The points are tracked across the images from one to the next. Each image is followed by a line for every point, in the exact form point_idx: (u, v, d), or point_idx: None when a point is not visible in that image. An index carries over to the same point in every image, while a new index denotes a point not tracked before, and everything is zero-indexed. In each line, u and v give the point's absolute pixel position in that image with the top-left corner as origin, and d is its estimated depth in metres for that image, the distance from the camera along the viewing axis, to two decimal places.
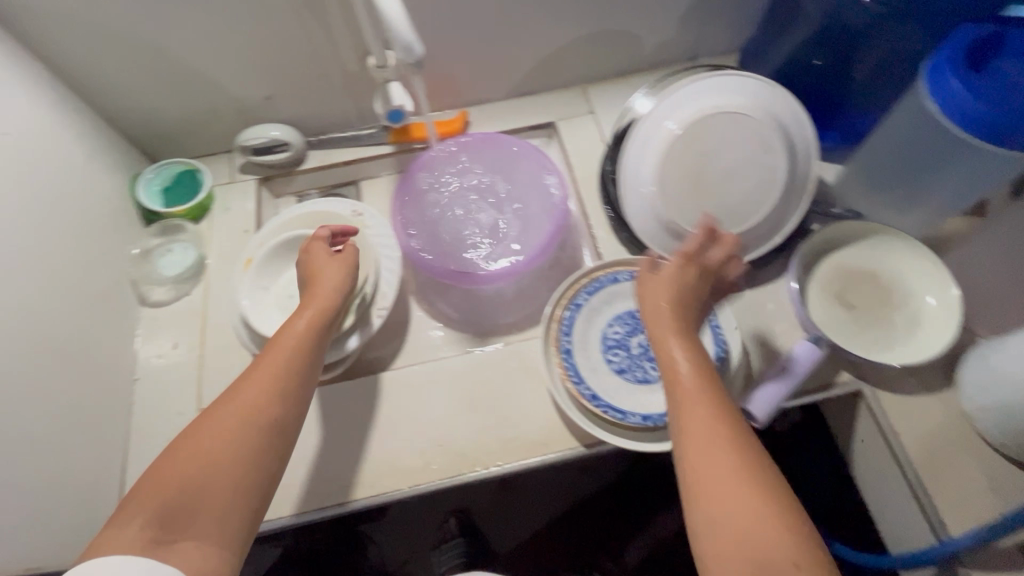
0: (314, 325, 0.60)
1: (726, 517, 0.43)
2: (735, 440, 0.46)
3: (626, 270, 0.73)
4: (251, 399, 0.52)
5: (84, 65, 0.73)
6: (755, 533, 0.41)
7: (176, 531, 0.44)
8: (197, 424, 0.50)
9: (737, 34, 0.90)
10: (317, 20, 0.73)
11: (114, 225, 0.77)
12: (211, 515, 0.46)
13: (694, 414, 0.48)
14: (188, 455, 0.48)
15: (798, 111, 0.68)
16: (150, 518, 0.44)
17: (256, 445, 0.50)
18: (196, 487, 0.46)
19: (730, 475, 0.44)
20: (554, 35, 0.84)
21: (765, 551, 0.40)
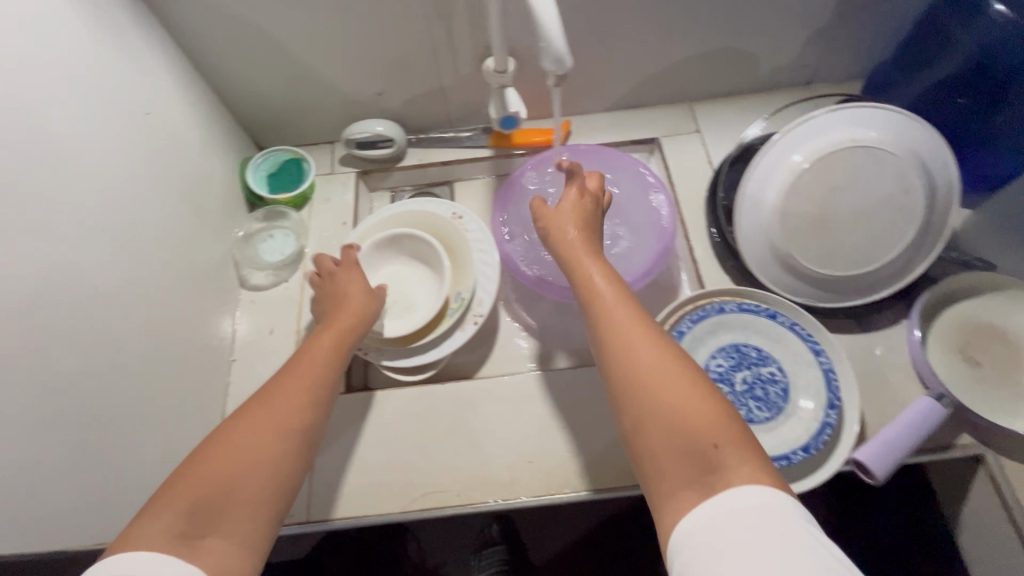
0: (340, 342, 0.62)
1: (656, 406, 0.44)
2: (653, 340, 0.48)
3: (733, 300, 0.70)
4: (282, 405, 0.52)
5: (213, 54, 0.75)
6: (684, 423, 0.42)
7: (205, 526, 0.42)
8: (228, 430, 0.48)
9: (862, 62, 0.85)
10: (441, 23, 0.73)
11: (223, 208, 0.79)
12: (241, 512, 0.44)
13: (617, 322, 0.50)
14: (224, 453, 0.46)
15: (943, 152, 0.64)
16: (180, 511, 0.42)
17: (285, 446, 0.50)
18: (228, 483, 0.45)
19: (659, 365, 0.45)
20: (671, 51, 0.82)
21: (692, 436, 0.42)
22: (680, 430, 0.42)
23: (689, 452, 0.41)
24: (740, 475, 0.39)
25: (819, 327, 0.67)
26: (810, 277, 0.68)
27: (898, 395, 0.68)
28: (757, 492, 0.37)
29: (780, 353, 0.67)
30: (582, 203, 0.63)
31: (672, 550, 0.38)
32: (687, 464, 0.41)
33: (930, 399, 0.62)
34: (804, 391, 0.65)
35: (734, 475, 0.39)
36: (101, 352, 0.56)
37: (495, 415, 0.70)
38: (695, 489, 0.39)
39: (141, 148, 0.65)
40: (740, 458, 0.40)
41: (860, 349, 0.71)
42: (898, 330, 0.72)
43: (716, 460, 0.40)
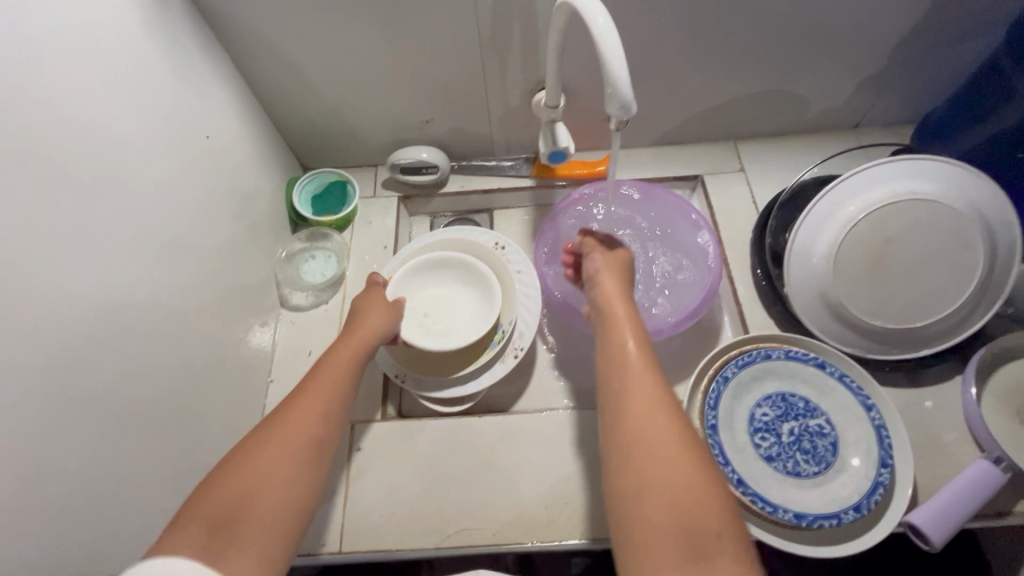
0: (357, 361, 0.61)
1: (666, 469, 0.43)
2: (669, 414, 0.48)
3: (781, 347, 0.68)
4: (302, 423, 0.51)
5: (270, 80, 0.76)
6: (684, 502, 0.40)
7: (222, 544, 0.41)
8: (251, 445, 0.48)
9: (912, 108, 0.84)
10: (497, 56, 0.73)
11: (269, 229, 0.80)
12: (254, 536, 0.43)
13: (635, 389, 0.50)
14: (246, 470, 0.46)
15: (1006, 208, 0.62)
16: (201, 526, 0.41)
17: (305, 465, 0.49)
18: (247, 498, 0.44)
19: (669, 437, 0.45)
20: (721, 90, 0.81)
21: (694, 514, 0.40)
22: (679, 504, 0.40)
23: (685, 532, 0.39)
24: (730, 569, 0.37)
25: (870, 380, 0.65)
26: (860, 327, 0.66)
27: (951, 454, 0.66)
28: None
29: (828, 405, 0.65)
30: (621, 260, 0.68)
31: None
32: (679, 544, 0.38)
33: (988, 463, 0.60)
34: (854, 446, 0.63)
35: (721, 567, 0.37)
36: (150, 376, 0.56)
37: (531, 453, 0.69)
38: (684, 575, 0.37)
39: (197, 171, 0.65)
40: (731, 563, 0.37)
41: (912, 404, 0.68)
42: (951, 386, 0.69)
43: (710, 550, 0.38)
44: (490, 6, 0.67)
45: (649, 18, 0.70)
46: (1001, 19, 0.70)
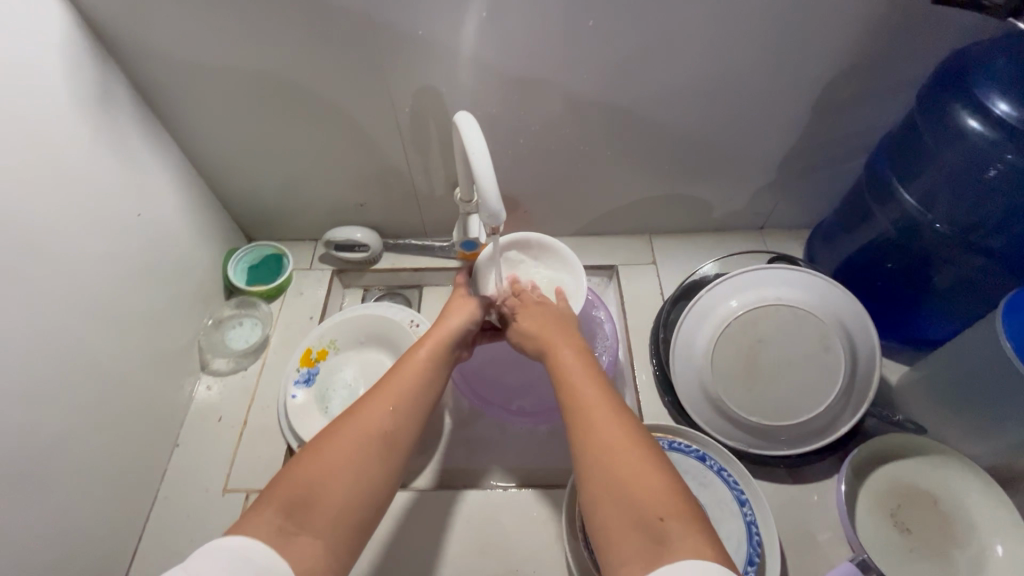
0: (434, 359, 0.63)
1: (607, 470, 0.46)
2: (609, 412, 0.50)
3: (666, 437, 0.71)
4: (376, 420, 0.54)
5: (215, 161, 0.84)
6: (635, 492, 0.43)
7: (301, 523, 0.45)
8: (330, 435, 0.52)
9: (808, 216, 0.92)
10: (420, 153, 0.81)
11: (199, 297, 0.85)
12: (329, 513, 0.47)
13: (580, 399, 0.53)
14: (321, 459, 0.49)
15: (865, 316, 0.68)
16: (279, 506, 0.45)
17: (375, 459, 0.52)
18: (323, 480, 0.48)
19: (606, 438, 0.48)
20: (631, 191, 0.89)
21: (639, 505, 0.43)
22: (626, 493, 0.43)
23: (637, 521, 0.42)
24: (683, 549, 0.39)
25: (746, 475, 0.67)
26: (737, 423, 0.70)
27: (823, 554, 0.67)
28: (692, 566, 0.37)
29: (706, 498, 0.67)
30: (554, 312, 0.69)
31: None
32: (634, 534, 0.41)
33: (850, 564, 0.62)
34: (726, 542, 0.65)
35: (673, 543, 0.39)
36: (43, 439, 0.59)
37: (416, 531, 0.71)
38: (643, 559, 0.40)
39: (129, 244, 0.71)
40: (685, 535, 0.40)
41: (790, 500, 0.71)
42: (828, 484, 0.72)
43: (662, 533, 0.40)
44: (409, 112, 0.76)
45: (555, 129, 0.79)
46: (866, 147, 0.79)
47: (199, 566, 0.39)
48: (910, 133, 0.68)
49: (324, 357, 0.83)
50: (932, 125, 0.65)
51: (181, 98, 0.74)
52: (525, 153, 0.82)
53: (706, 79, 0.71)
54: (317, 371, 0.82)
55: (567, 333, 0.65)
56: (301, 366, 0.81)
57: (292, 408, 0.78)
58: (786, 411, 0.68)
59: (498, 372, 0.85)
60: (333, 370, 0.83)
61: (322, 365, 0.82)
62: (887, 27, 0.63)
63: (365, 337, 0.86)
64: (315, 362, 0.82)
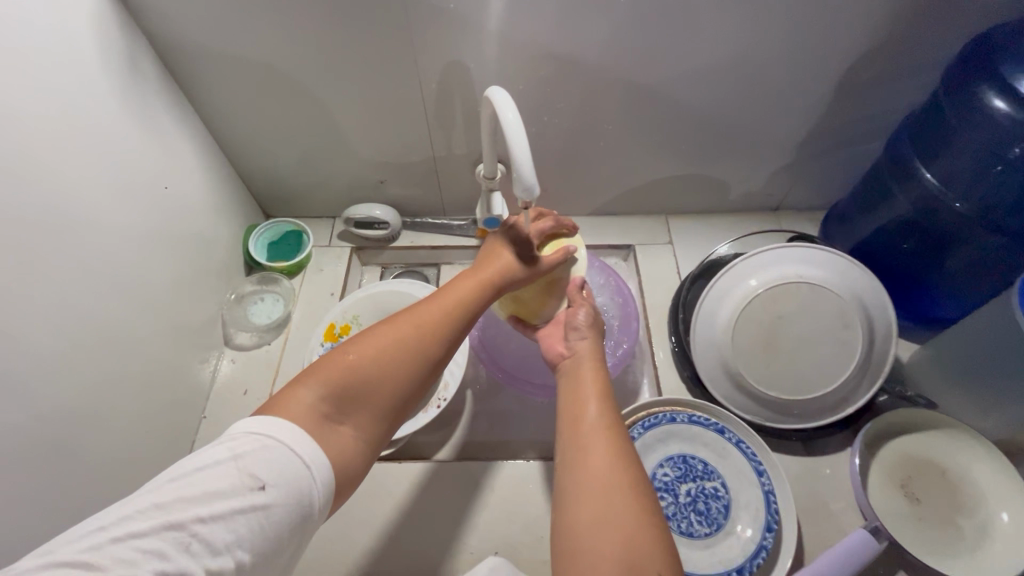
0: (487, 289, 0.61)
1: (605, 513, 0.45)
2: (617, 451, 0.50)
3: (685, 410, 0.73)
4: (421, 334, 0.53)
5: (237, 137, 0.83)
6: (633, 538, 0.43)
7: (340, 417, 0.47)
8: (377, 334, 0.52)
9: (823, 198, 0.93)
10: (444, 130, 0.81)
11: (221, 273, 0.85)
12: (365, 412, 0.49)
13: (589, 425, 0.53)
14: (365, 359, 0.50)
15: (882, 295, 0.69)
16: (323, 394, 0.47)
17: (410, 377, 0.52)
18: (365, 381, 0.49)
19: (609, 476, 0.48)
20: (650, 171, 0.90)
21: (638, 555, 0.42)
22: (624, 540, 0.43)
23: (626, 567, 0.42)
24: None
25: (763, 447, 0.70)
26: (756, 397, 0.72)
27: (836, 523, 0.70)
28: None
29: (725, 469, 0.70)
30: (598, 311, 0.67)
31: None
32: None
33: (864, 532, 0.64)
34: (744, 510, 0.67)
35: None
36: (75, 412, 0.60)
37: (442, 501, 0.73)
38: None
39: (154, 217, 0.71)
40: None
41: (805, 472, 0.73)
42: (842, 456, 0.74)
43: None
44: (435, 89, 0.76)
45: (579, 108, 0.79)
46: (885, 129, 0.80)
47: (248, 454, 0.41)
48: (932, 113, 0.69)
49: (347, 332, 0.83)
50: (955, 104, 0.66)
51: (205, 72, 0.73)
52: (548, 131, 0.83)
53: (731, 60, 0.72)
54: (340, 346, 0.82)
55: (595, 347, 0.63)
56: (324, 341, 0.82)
57: None
58: (805, 386, 0.70)
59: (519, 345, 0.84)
60: None
61: (345, 340, 0.83)
62: (914, 9, 0.64)
63: (385, 311, 0.86)
64: (338, 337, 0.83)
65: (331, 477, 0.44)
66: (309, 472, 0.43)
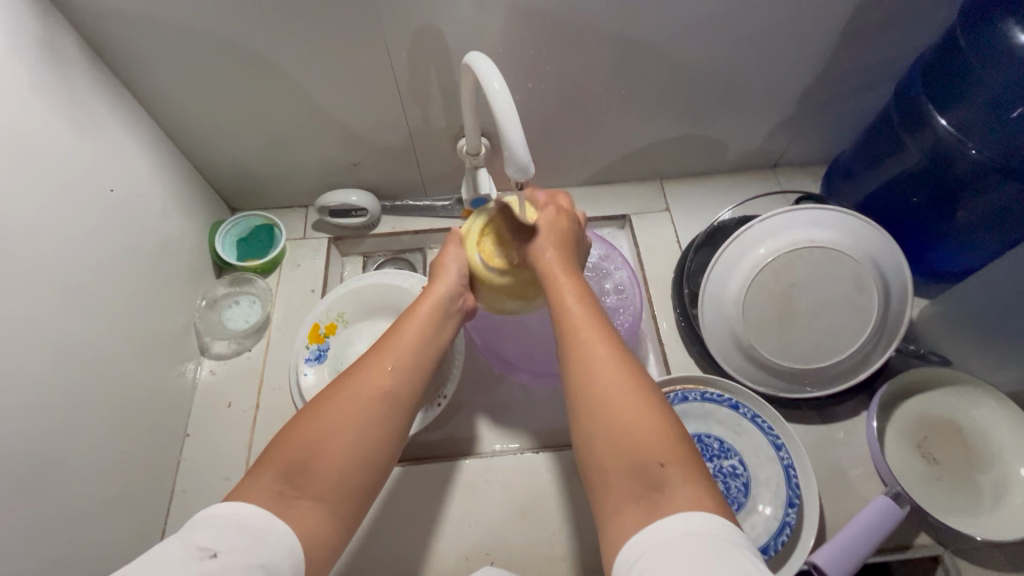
0: (436, 313, 0.58)
1: (603, 416, 0.43)
2: (612, 351, 0.47)
3: (696, 387, 0.70)
4: (373, 377, 0.50)
5: (188, 125, 0.75)
6: (633, 430, 0.41)
7: (301, 488, 0.43)
8: (327, 396, 0.48)
9: (824, 151, 0.89)
10: (418, 102, 0.74)
11: (188, 277, 0.78)
12: (329, 476, 0.44)
13: (584, 327, 0.50)
14: (318, 421, 0.46)
15: (897, 255, 0.66)
16: (276, 471, 0.43)
17: (371, 424, 0.48)
18: (322, 443, 0.45)
19: (606, 375, 0.45)
20: (642, 135, 0.84)
21: (639, 452, 0.40)
22: (625, 436, 0.41)
23: (635, 467, 0.40)
24: (683, 497, 0.37)
25: (779, 420, 0.67)
26: (770, 369, 0.69)
27: (855, 489, 0.69)
28: (689, 518, 0.36)
29: (742, 446, 0.67)
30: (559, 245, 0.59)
31: (616, 560, 0.37)
32: (631, 479, 0.40)
33: (886, 498, 0.63)
34: (764, 486, 0.65)
35: (672, 491, 0.38)
36: (43, 446, 0.54)
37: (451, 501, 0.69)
38: (639, 505, 0.38)
39: (103, 222, 0.64)
40: (685, 482, 0.38)
41: (821, 440, 0.72)
42: (858, 420, 0.73)
43: (660, 480, 0.39)
44: (406, 58, 0.68)
45: (566, 70, 0.72)
46: (889, 75, 0.75)
47: (195, 530, 0.37)
48: (948, 55, 0.64)
49: (333, 332, 0.79)
50: (976, 45, 0.61)
51: (142, 53, 0.64)
52: (533, 98, 0.76)
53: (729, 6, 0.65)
54: (327, 346, 0.78)
55: (569, 257, 0.58)
56: (310, 343, 0.77)
57: (307, 388, 0.74)
58: (820, 354, 0.67)
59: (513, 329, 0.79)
60: (344, 344, 0.79)
61: (332, 341, 0.78)
62: None
63: (369, 306, 0.81)
64: (324, 338, 0.78)
65: (299, 556, 0.39)
66: (266, 548, 0.38)
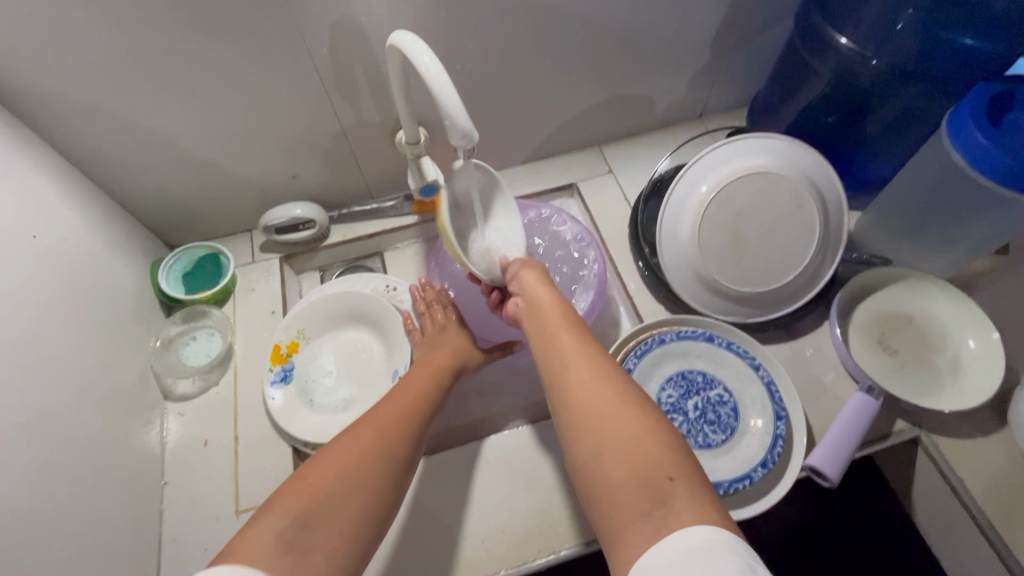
0: (433, 389, 0.63)
1: (608, 440, 0.44)
2: (615, 381, 0.49)
3: (671, 329, 0.72)
4: (379, 440, 0.53)
5: (107, 158, 0.70)
6: (636, 448, 0.43)
7: (308, 539, 0.43)
8: (322, 454, 0.51)
9: (742, 94, 0.94)
10: (348, 100, 0.73)
11: (133, 319, 0.73)
12: (333, 528, 0.45)
13: (581, 363, 0.52)
14: (324, 477, 0.48)
15: (826, 170, 0.71)
16: (289, 521, 0.44)
17: (375, 486, 0.50)
18: (327, 491, 0.47)
19: (609, 404, 0.46)
20: (573, 103, 0.86)
21: (647, 467, 0.41)
22: (627, 454, 0.42)
23: (640, 483, 0.41)
24: (688, 509, 0.38)
25: (753, 343, 0.70)
26: (734, 297, 0.72)
27: (833, 392, 0.72)
28: (695, 529, 0.36)
29: (723, 374, 0.70)
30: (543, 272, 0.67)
31: None
32: (639, 497, 0.40)
33: (860, 394, 0.67)
34: (751, 406, 0.68)
35: (678, 504, 0.39)
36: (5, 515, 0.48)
37: (458, 488, 0.67)
38: (646, 520, 0.39)
39: (28, 270, 0.59)
40: (691, 494, 0.39)
41: (793, 355, 0.76)
42: (822, 331, 0.77)
43: (668, 493, 0.40)
44: (328, 54, 0.67)
45: (489, 49, 0.73)
46: (786, 11, 0.80)
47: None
48: None
49: (296, 350, 0.76)
50: None
51: (41, 86, 0.60)
52: (462, 80, 0.76)
53: None
54: (292, 366, 0.75)
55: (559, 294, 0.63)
56: (273, 365, 0.74)
57: (277, 410, 0.71)
58: (776, 274, 0.70)
59: (491, 312, 0.83)
60: (308, 361, 0.76)
61: (296, 359, 0.76)
62: None
63: (334, 316, 0.79)
64: (287, 357, 0.75)
65: None
66: None
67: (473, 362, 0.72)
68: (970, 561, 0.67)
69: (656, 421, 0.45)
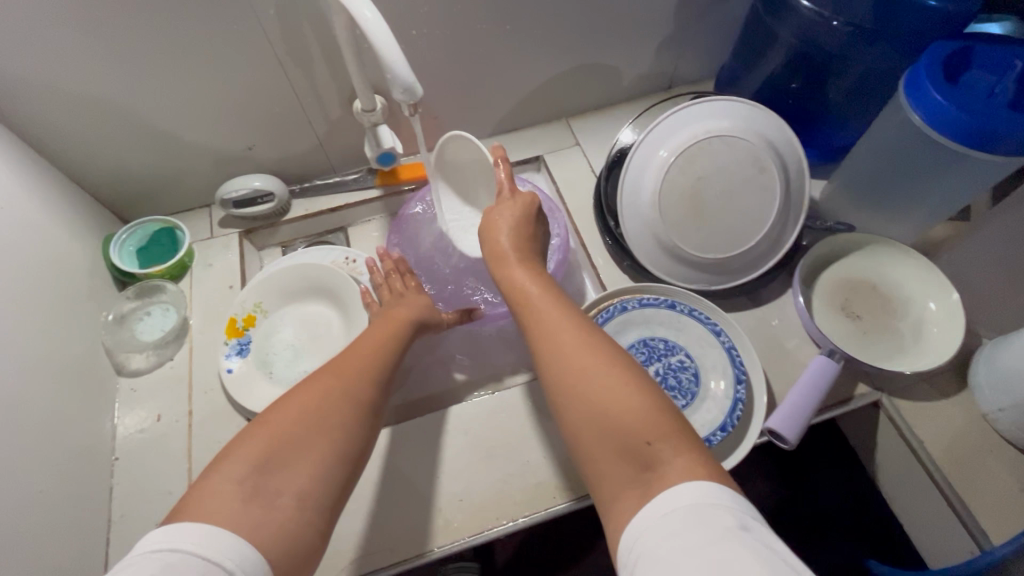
0: (395, 339, 0.62)
1: (586, 406, 0.43)
2: (589, 340, 0.47)
3: (634, 296, 0.71)
4: (342, 385, 0.52)
5: (49, 127, 0.68)
6: (614, 411, 0.42)
7: (271, 486, 0.43)
8: (280, 402, 0.49)
9: (710, 64, 0.93)
10: (302, 67, 0.71)
11: (83, 294, 0.71)
12: (300, 472, 0.45)
13: (554, 323, 0.50)
14: (281, 424, 0.47)
15: (787, 133, 0.70)
16: (248, 468, 0.43)
17: (339, 427, 0.49)
18: (288, 438, 0.46)
19: (585, 365, 0.45)
20: (538, 73, 0.85)
21: (626, 431, 0.41)
22: (605, 419, 0.42)
23: (622, 448, 0.40)
24: (673, 469, 0.38)
25: (715, 309, 0.70)
26: (696, 264, 0.71)
27: (796, 358, 0.72)
28: (682, 491, 0.36)
29: (685, 340, 0.69)
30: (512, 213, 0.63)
31: (620, 546, 0.37)
32: (623, 463, 0.40)
33: (822, 358, 0.66)
34: (712, 371, 0.67)
35: (662, 465, 0.38)
36: None
37: (418, 459, 0.66)
38: (633, 487, 0.39)
39: None
40: (673, 452, 0.39)
41: (757, 323, 0.75)
42: (786, 298, 0.76)
43: (649, 458, 0.39)
44: (276, 17, 0.64)
45: (447, 13, 0.71)
46: None
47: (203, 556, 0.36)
48: None
49: (253, 323, 0.74)
50: None
51: None
52: (420, 47, 0.74)
53: None
54: (249, 339, 0.73)
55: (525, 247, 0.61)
56: (228, 339, 0.72)
57: (233, 384, 0.69)
58: (738, 239, 0.69)
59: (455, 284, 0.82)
60: (266, 335, 0.75)
61: (253, 332, 0.74)
62: None
63: (293, 289, 0.77)
64: (243, 331, 0.73)
65: (267, 550, 0.39)
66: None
67: (437, 318, 0.71)
68: (931, 524, 0.67)
69: (633, 379, 0.43)
